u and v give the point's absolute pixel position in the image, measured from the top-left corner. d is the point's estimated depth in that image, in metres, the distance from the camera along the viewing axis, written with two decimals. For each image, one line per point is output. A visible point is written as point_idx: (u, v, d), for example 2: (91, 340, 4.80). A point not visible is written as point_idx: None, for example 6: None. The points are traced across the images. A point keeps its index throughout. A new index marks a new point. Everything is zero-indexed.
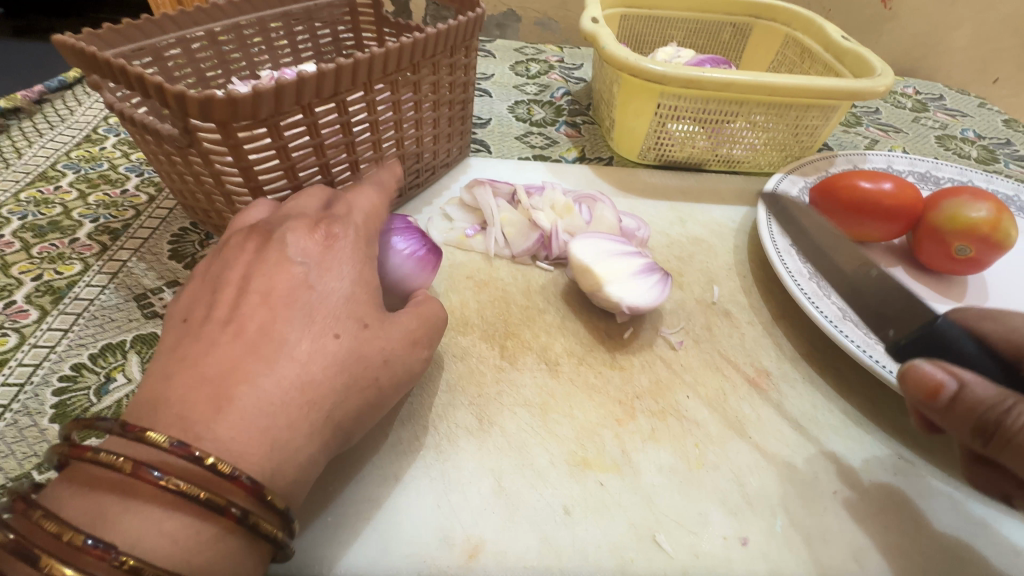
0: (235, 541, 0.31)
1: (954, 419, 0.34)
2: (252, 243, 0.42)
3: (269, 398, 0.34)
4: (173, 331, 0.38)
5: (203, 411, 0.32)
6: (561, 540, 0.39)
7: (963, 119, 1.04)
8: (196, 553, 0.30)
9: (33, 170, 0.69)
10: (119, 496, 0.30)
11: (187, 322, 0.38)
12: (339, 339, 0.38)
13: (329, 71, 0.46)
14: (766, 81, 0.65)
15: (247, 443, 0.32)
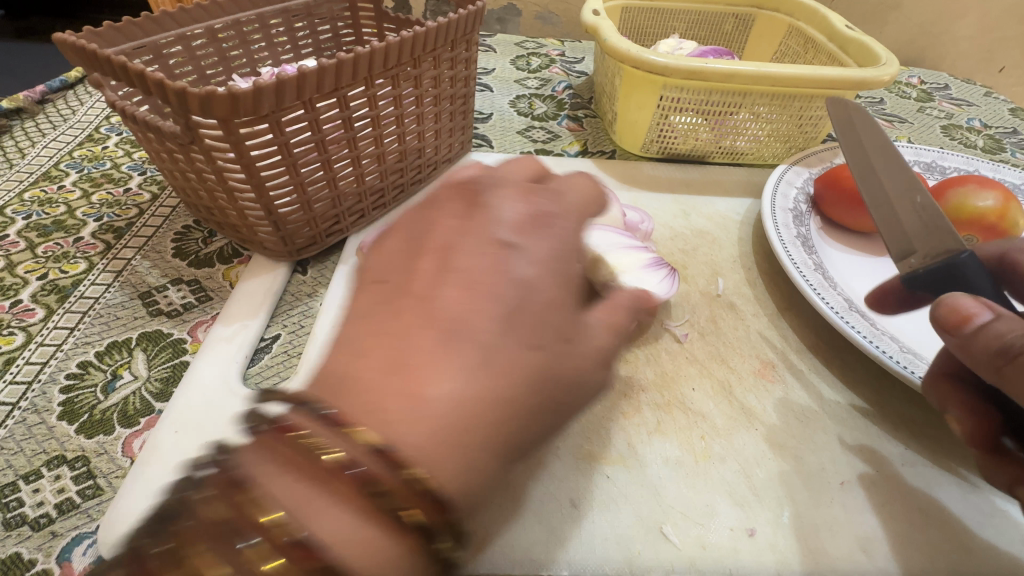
0: (418, 565, 0.27)
1: (973, 353, 0.32)
2: (462, 206, 0.39)
3: (462, 399, 0.29)
4: (370, 293, 0.36)
5: (394, 407, 0.28)
6: (568, 533, 0.39)
7: (968, 109, 1.03)
8: (387, 572, 0.25)
9: (36, 169, 0.69)
10: (318, 491, 0.27)
11: (383, 286, 0.36)
12: (540, 350, 0.32)
13: (330, 66, 0.45)
14: (769, 72, 0.64)
15: (430, 447, 0.27)
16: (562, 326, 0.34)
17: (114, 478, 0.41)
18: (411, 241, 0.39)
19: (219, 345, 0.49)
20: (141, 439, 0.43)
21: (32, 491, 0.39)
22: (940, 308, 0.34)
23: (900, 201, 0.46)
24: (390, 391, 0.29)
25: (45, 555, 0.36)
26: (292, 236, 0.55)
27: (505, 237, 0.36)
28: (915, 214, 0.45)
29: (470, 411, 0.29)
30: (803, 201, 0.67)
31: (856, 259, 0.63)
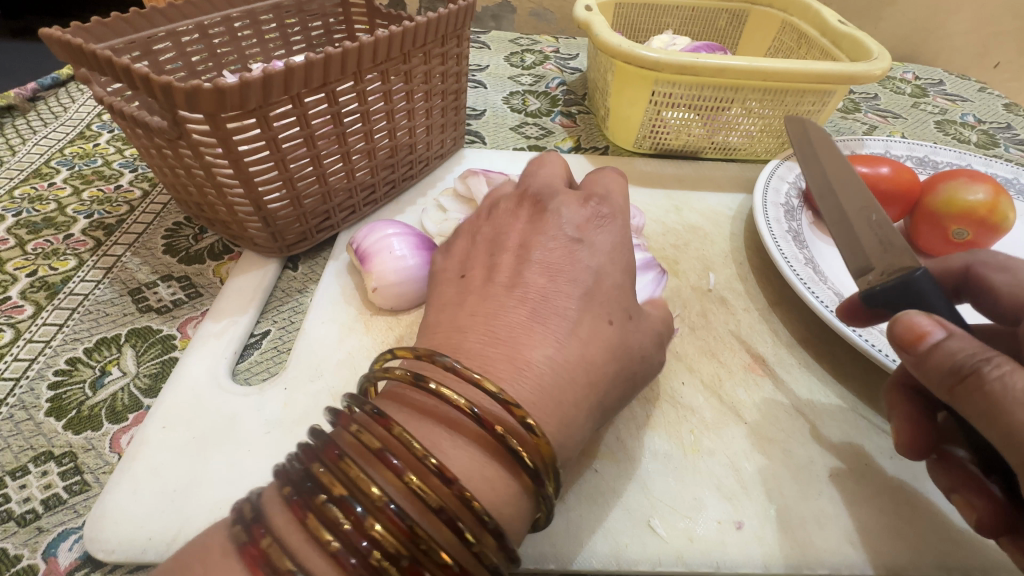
0: (529, 501, 0.32)
1: (927, 369, 0.32)
2: (523, 211, 0.46)
3: (560, 363, 0.35)
4: (455, 285, 0.43)
5: (508, 368, 0.34)
6: (555, 526, 0.39)
7: (962, 104, 1.03)
8: (505, 504, 0.31)
9: (26, 167, 0.69)
10: (447, 432, 0.32)
11: (470, 281, 0.42)
12: (613, 325, 0.38)
13: (318, 60, 0.45)
14: (761, 67, 0.64)
15: (539, 399, 0.33)
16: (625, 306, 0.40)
17: (102, 474, 0.41)
18: (485, 241, 0.45)
19: (208, 341, 0.49)
20: (129, 435, 0.43)
21: (19, 486, 0.39)
22: (898, 326, 0.33)
23: (856, 217, 0.46)
24: (503, 351, 0.35)
25: (31, 550, 0.36)
26: (282, 232, 0.55)
27: (572, 230, 0.43)
28: (872, 230, 0.44)
29: (565, 370, 0.35)
30: (795, 196, 0.67)
31: None
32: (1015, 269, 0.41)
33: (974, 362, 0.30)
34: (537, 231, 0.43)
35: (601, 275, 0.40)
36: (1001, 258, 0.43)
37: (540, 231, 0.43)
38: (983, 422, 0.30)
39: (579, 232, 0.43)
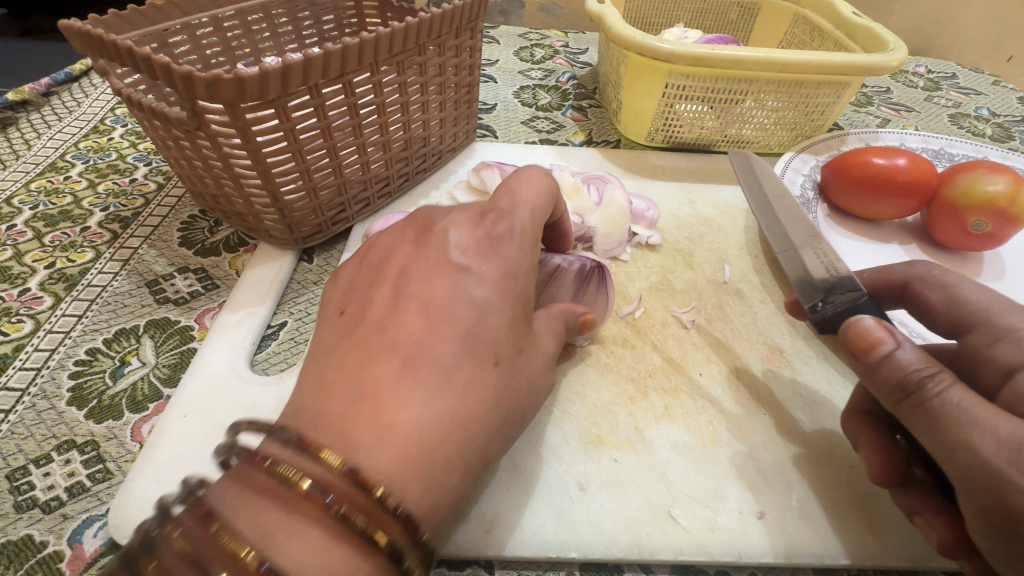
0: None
1: (877, 379, 0.33)
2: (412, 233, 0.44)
3: (430, 421, 0.31)
4: (331, 324, 0.39)
5: (366, 432, 0.30)
6: (576, 515, 0.39)
7: (976, 97, 1.02)
8: None
9: (42, 161, 0.69)
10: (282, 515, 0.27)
11: (345, 316, 0.39)
12: (499, 367, 0.35)
13: (336, 51, 0.45)
14: (776, 58, 0.64)
15: (402, 465, 0.29)
16: (519, 340, 0.37)
17: (124, 462, 0.41)
18: (367, 267, 0.42)
19: (227, 331, 0.49)
20: (150, 424, 0.43)
21: (43, 474, 0.39)
22: (851, 333, 0.34)
23: (803, 243, 0.46)
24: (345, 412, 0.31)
25: (56, 537, 0.36)
26: (298, 224, 0.55)
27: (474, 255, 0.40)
28: (817, 256, 0.44)
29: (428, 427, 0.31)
30: (810, 189, 0.66)
31: (863, 246, 0.62)
32: (949, 286, 0.40)
33: (919, 374, 0.31)
34: (418, 258, 0.41)
35: (488, 309, 0.37)
36: (938, 271, 0.42)
37: (427, 255, 0.41)
38: (923, 434, 0.31)
39: (468, 256, 0.40)
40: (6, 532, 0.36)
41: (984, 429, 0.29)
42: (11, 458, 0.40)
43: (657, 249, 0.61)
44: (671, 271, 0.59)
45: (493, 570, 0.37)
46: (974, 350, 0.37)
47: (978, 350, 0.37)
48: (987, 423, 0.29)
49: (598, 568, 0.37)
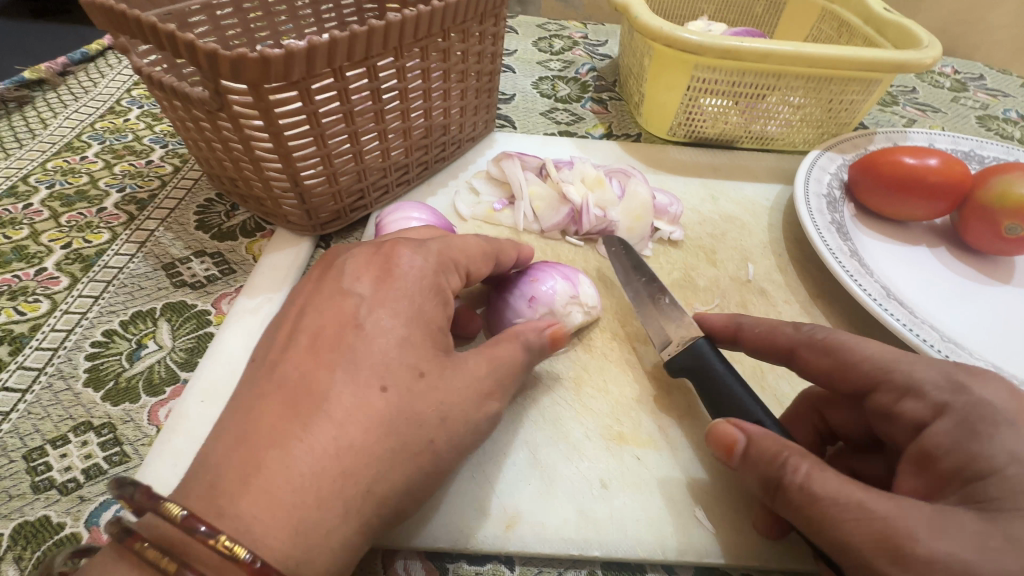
0: None
1: (749, 474, 0.34)
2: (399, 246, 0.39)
3: None
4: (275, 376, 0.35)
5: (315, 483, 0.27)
6: (598, 513, 0.38)
7: (1004, 100, 1.00)
8: None
9: (59, 140, 0.69)
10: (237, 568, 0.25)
11: None
12: (387, 394, 0.31)
13: (362, 33, 0.44)
14: (807, 53, 0.62)
15: None
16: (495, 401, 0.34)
17: (141, 446, 0.40)
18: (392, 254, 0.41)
19: (244, 317, 0.49)
20: (167, 408, 0.43)
21: (59, 455, 0.39)
22: (712, 432, 0.35)
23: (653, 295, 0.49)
24: (255, 457, 0.28)
25: (73, 519, 0.36)
26: (317, 210, 0.55)
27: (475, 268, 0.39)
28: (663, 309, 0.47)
29: (328, 480, 0.28)
30: (836, 188, 0.65)
31: (891, 247, 0.61)
32: (836, 353, 0.38)
33: (775, 464, 0.32)
34: (388, 281, 0.36)
35: None
36: (823, 335, 0.39)
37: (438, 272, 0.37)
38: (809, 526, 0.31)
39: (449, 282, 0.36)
40: (24, 512, 0.36)
41: (854, 519, 0.29)
42: (27, 438, 0.40)
43: (679, 245, 0.61)
44: (693, 268, 0.58)
45: (514, 565, 0.36)
46: (884, 407, 0.35)
47: (888, 407, 0.35)
48: (857, 506, 0.29)
49: (621, 567, 0.37)
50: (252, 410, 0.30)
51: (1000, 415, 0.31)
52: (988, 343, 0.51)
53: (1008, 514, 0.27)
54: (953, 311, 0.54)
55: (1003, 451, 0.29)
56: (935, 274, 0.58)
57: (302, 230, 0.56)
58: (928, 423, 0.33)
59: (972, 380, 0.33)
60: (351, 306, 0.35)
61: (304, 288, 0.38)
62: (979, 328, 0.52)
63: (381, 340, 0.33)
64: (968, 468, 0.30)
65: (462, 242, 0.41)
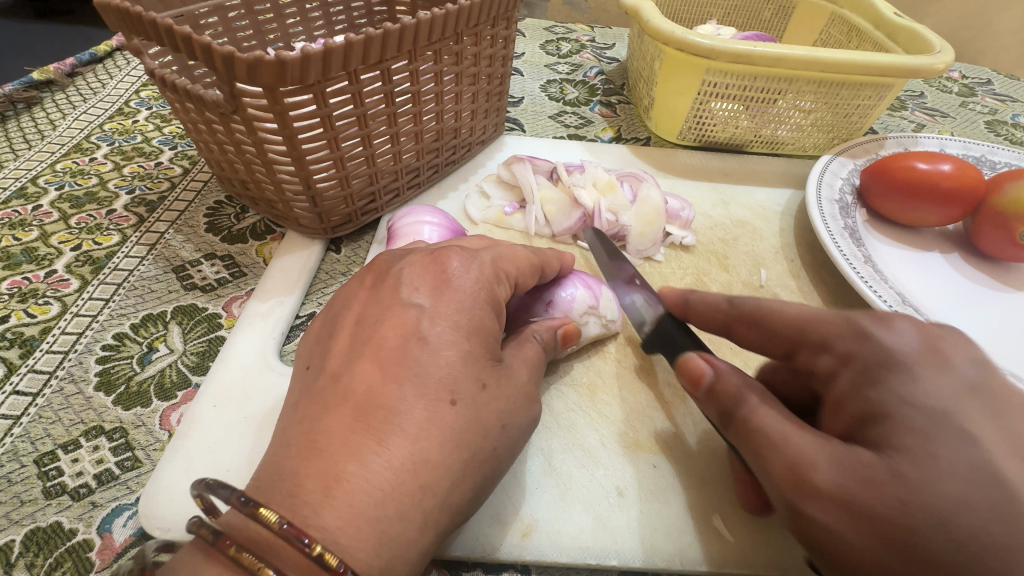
0: None
1: (707, 405, 0.36)
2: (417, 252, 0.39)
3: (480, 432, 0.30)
4: (297, 380, 0.34)
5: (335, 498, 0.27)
6: (614, 521, 0.38)
7: (1012, 105, 1.00)
8: None
9: (67, 141, 0.68)
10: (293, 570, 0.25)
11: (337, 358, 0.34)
12: (456, 406, 0.31)
13: (377, 36, 0.44)
14: (819, 58, 0.62)
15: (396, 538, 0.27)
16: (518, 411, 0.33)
17: (153, 451, 0.40)
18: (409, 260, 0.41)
19: (256, 320, 0.49)
20: (179, 413, 0.42)
21: (71, 460, 0.39)
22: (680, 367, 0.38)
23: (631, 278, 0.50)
24: (333, 471, 0.27)
25: (86, 525, 0.36)
26: (329, 213, 0.54)
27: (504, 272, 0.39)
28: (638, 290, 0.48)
29: (406, 494, 0.28)
30: (849, 193, 0.65)
31: (904, 253, 0.60)
32: (761, 322, 0.39)
33: (733, 397, 0.34)
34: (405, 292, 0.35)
35: None
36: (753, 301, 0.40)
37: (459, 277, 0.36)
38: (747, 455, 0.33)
39: (467, 288, 0.36)
40: (35, 518, 0.36)
41: (778, 451, 0.31)
42: (38, 442, 0.39)
43: (691, 250, 0.60)
44: (705, 273, 0.58)
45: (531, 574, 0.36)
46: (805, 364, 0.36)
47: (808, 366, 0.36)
48: (781, 438, 0.31)
49: None
50: (318, 419, 0.30)
51: (902, 360, 0.31)
52: (1004, 349, 0.51)
53: (897, 454, 0.28)
54: (967, 317, 0.54)
55: (894, 394, 0.30)
56: (949, 280, 0.58)
57: (312, 233, 0.56)
58: (838, 375, 0.33)
59: (875, 328, 0.33)
60: (405, 313, 0.34)
61: (358, 296, 0.37)
62: (993, 335, 0.52)
63: (446, 353, 0.32)
64: (873, 413, 0.30)
65: (511, 252, 0.40)
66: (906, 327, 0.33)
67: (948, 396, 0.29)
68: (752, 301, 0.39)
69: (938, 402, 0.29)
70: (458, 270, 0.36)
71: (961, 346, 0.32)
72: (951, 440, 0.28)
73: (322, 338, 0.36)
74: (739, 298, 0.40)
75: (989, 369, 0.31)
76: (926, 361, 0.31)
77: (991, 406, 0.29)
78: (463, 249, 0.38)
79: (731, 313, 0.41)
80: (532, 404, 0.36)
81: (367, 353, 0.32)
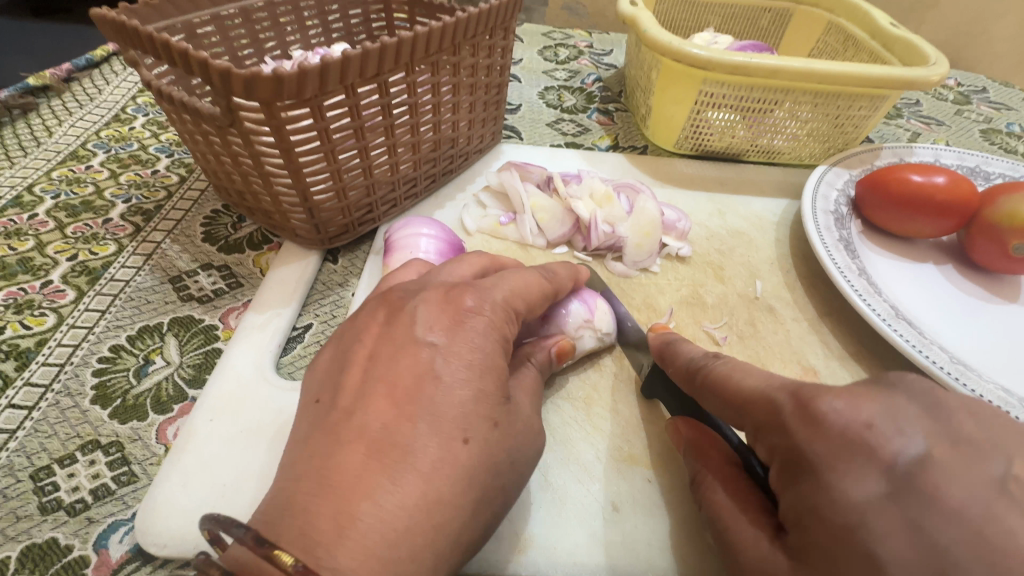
0: None
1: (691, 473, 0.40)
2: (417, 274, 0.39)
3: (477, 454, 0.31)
4: (306, 414, 0.34)
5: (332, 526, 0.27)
6: (609, 537, 0.38)
7: (1008, 113, 1.00)
8: None
9: (63, 148, 0.68)
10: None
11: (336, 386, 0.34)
12: (469, 444, 0.31)
13: (374, 50, 0.44)
14: (815, 69, 0.62)
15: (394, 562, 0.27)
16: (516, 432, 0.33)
17: (149, 465, 0.40)
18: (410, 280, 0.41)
19: (253, 333, 0.49)
20: (175, 427, 0.43)
21: (67, 475, 0.39)
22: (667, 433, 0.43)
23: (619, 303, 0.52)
24: (345, 509, 0.28)
25: (82, 541, 0.36)
26: (326, 224, 0.54)
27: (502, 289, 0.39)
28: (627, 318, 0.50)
29: (418, 532, 0.28)
30: (844, 204, 0.65)
31: (898, 265, 0.61)
32: (709, 390, 0.38)
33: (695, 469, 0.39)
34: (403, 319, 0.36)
35: None
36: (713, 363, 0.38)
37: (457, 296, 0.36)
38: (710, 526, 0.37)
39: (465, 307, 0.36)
40: (31, 534, 0.36)
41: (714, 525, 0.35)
42: (34, 457, 0.39)
43: (687, 261, 0.61)
44: (701, 285, 0.58)
45: None
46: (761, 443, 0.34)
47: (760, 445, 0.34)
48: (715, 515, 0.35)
49: None
50: (328, 453, 0.30)
51: (811, 458, 0.30)
52: (996, 362, 0.52)
53: (804, 569, 0.28)
54: (960, 329, 0.54)
55: (805, 501, 0.30)
56: (943, 292, 0.58)
57: (309, 244, 0.56)
58: (773, 464, 0.33)
59: (794, 419, 0.31)
60: (419, 352, 0.34)
61: (369, 327, 0.36)
62: (986, 347, 0.53)
63: (459, 392, 0.32)
64: (796, 516, 0.30)
65: (521, 279, 0.41)
66: (834, 408, 0.30)
67: (860, 503, 0.28)
68: (705, 370, 0.38)
69: (851, 512, 0.28)
70: (472, 308, 0.36)
71: (893, 425, 0.29)
72: (856, 560, 0.27)
73: (328, 366, 0.36)
74: (695, 365, 0.39)
75: (925, 458, 0.28)
76: (839, 457, 0.29)
77: (909, 511, 0.27)
78: (479, 285, 0.38)
79: (687, 378, 0.40)
80: (532, 422, 0.36)
81: (380, 387, 0.32)
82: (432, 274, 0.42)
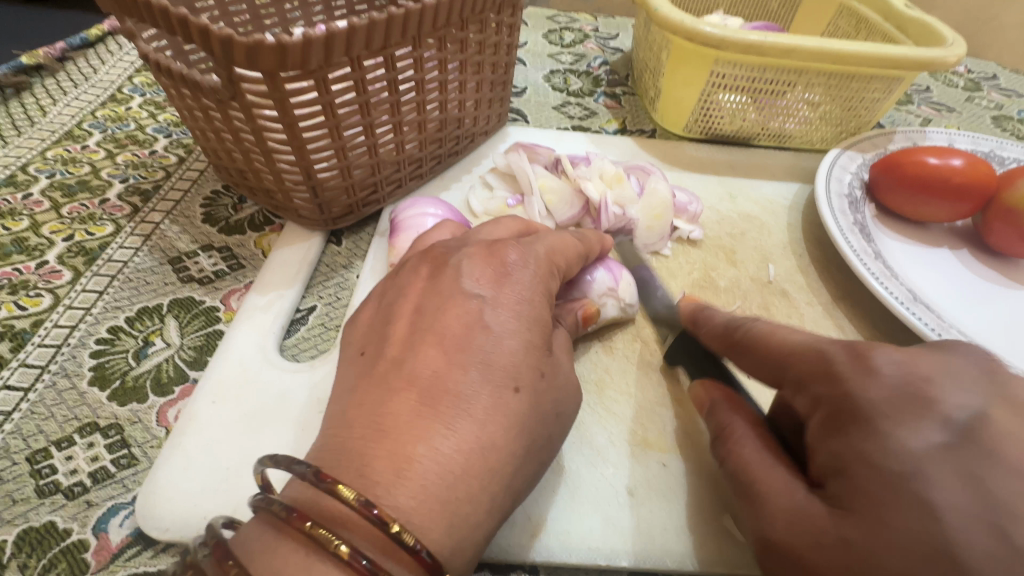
0: None
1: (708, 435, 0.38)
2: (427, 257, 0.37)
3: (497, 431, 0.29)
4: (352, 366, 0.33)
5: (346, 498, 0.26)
6: (624, 522, 0.37)
7: (1019, 100, 0.99)
8: None
9: (58, 128, 0.66)
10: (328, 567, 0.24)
11: (368, 354, 0.33)
12: (520, 393, 0.30)
13: (380, 21, 0.42)
14: (830, 49, 0.60)
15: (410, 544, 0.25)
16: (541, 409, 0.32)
17: (150, 448, 0.39)
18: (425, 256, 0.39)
19: (255, 314, 0.47)
20: (176, 409, 0.41)
21: (65, 458, 0.37)
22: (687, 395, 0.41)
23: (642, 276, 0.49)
24: (369, 480, 0.26)
25: (80, 525, 0.35)
26: (329, 204, 0.53)
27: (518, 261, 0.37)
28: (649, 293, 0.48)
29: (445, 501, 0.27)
30: (857, 187, 0.64)
31: (912, 249, 0.60)
32: (752, 348, 0.37)
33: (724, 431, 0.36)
34: (424, 296, 0.34)
35: None
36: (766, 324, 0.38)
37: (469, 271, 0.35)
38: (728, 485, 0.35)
39: (478, 286, 0.34)
40: (28, 518, 0.35)
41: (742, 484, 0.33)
42: (31, 439, 0.38)
43: (699, 244, 0.59)
44: (713, 268, 0.57)
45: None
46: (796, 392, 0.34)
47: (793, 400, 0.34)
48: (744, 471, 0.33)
49: None
50: (351, 417, 0.29)
51: (867, 409, 0.29)
52: (1015, 346, 0.51)
53: (847, 513, 0.28)
54: (977, 314, 0.53)
55: (856, 449, 0.29)
56: (959, 277, 0.57)
57: (311, 225, 0.55)
58: (813, 417, 0.32)
59: (849, 369, 0.31)
60: (466, 304, 0.33)
61: (414, 284, 0.35)
62: (1004, 332, 0.52)
63: (510, 340, 0.31)
64: (838, 465, 0.29)
65: (561, 241, 0.40)
66: (887, 362, 0.31)
67: (917, 454, 0.27)
68: (746, 327, 0.38)
69: (906, 462, 0.27)
70: (516, 261, 0.35)
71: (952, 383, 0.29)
72: (909, 505, 0.26)
73: (367, 325, 0.35)
74: (735, 322, 0.39)
75: (983, 417, 0.28)
76: (900, 407, 0.29)
77: (968, 462, 0.26)
78: (521, 241, 0.37)
79: (725, 338, 0.40)
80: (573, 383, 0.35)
81: (427, 337, 0.31)
82: (471, 233, 0.41)
